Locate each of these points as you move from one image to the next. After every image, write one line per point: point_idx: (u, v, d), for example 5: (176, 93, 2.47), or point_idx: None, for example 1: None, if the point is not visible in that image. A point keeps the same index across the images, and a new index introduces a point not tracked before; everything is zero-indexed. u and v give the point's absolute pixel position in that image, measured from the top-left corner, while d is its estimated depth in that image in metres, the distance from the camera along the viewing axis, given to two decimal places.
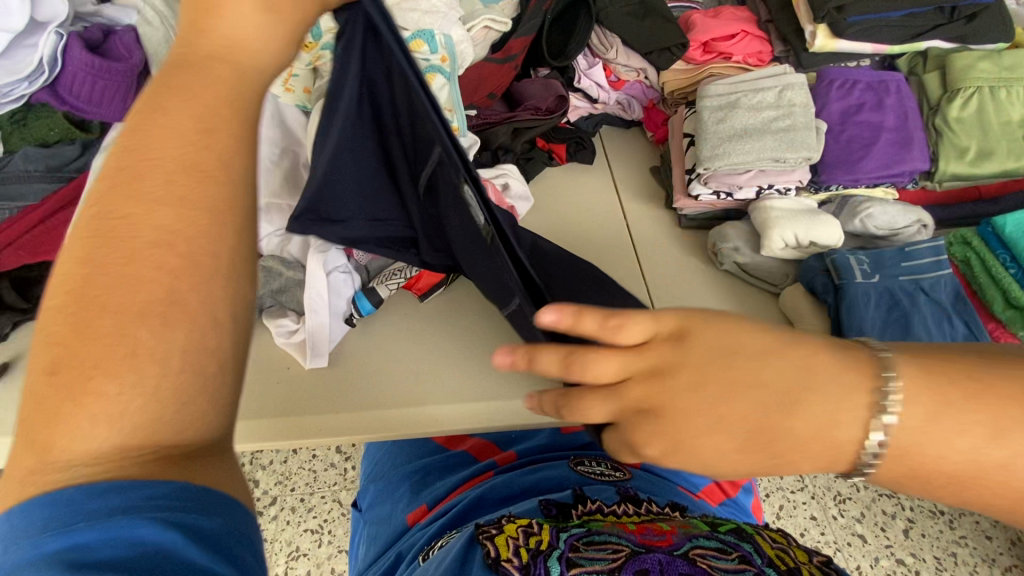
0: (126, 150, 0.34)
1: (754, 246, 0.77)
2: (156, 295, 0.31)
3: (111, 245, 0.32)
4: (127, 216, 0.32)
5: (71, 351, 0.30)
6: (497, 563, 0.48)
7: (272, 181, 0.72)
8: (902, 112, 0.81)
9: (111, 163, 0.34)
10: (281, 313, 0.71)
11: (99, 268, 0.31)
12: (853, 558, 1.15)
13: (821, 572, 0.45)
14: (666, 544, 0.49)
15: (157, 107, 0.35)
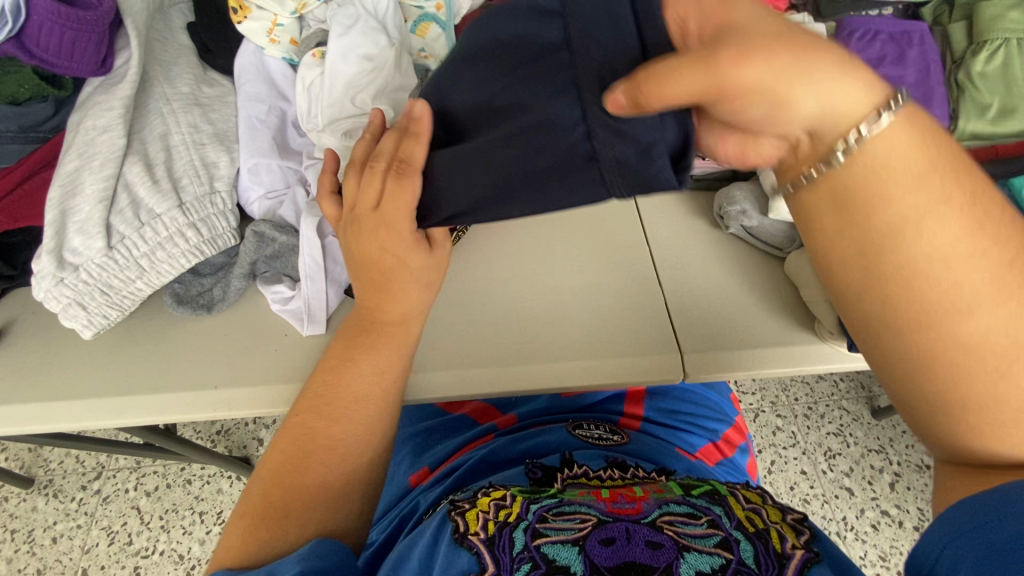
0: (344, 386, 0.55)
1: (762, 209, 0.73)
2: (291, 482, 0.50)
3: (283, 452, 0.52)
4: (295, 442, 0.53)
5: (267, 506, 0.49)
6: (464, 537, 0.50)
7: (261, 140, 0.69)
8: (924, 66, 0.73)
9: (314, 393, 0.55)
10: (277, 279, 0.70)
11: (298, 476, 0.51)
12: (839, 509, 1.19)
13: (790, 534, 0.46)
14: (635, 512, 0.49)
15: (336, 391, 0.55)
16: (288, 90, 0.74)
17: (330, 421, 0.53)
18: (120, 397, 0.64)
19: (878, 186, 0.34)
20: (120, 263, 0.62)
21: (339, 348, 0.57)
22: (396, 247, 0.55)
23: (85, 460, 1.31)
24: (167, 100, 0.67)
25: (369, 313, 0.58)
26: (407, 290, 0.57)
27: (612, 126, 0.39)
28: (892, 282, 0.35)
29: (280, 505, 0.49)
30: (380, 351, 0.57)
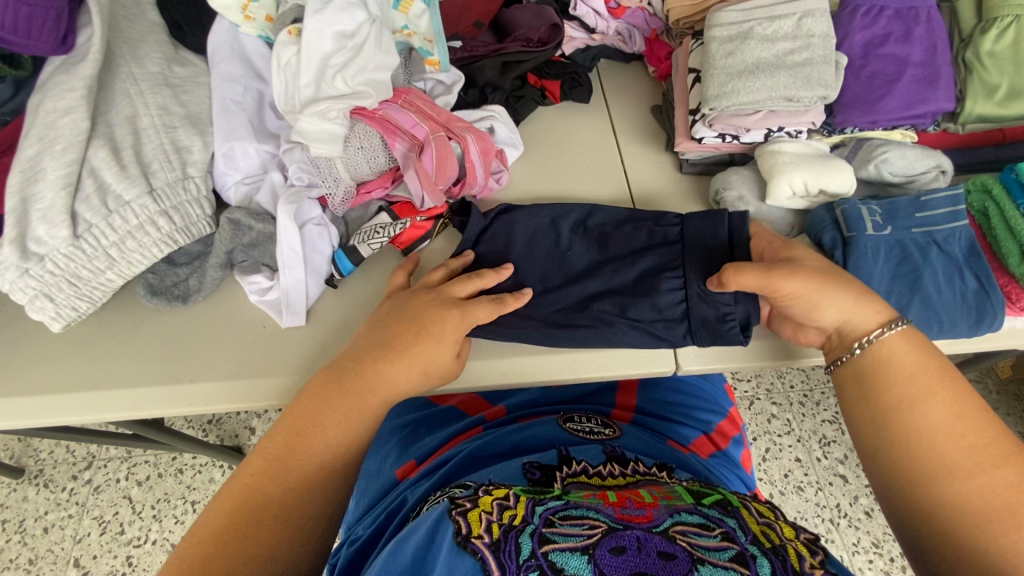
0: (320, 437, 0.54)
1: (759, 195, 0.71)
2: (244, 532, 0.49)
3: (240, 496, 0.51)
4: (258, 486, 0.51)
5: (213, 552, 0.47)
6: (467, 541, 0.47)
7: (235, 123, 0.66)
8: (931, 44, 0.70)
9: (281, 438, 0.54)
10: (255, 269, 0.67)
11: (253, 523, 0.50)
12: (833, 496, 1.18)
13: (806, 551, 0.46)
14: (645, 519, 0.48)
15: (306, 437, 0.54)
16: (264, 70, 0.70)
17: (284, 486, 0.52)
18: (92, 391, 0.61)
19: (911, 362, 0.52)
20: (88, 253, 0.60)
21: (309, 404, 0.55)
22: (426, 336, 0.58)
23: (75, 449, 1.29)
24: (134, 80, 0.64)
25: (358, 367, 0.57)
26: (411, 363, 0.58)
27: (704, 295, 0.62)
28: (904, 406, 0.51)
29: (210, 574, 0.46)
30: (349, 418, 0.55)
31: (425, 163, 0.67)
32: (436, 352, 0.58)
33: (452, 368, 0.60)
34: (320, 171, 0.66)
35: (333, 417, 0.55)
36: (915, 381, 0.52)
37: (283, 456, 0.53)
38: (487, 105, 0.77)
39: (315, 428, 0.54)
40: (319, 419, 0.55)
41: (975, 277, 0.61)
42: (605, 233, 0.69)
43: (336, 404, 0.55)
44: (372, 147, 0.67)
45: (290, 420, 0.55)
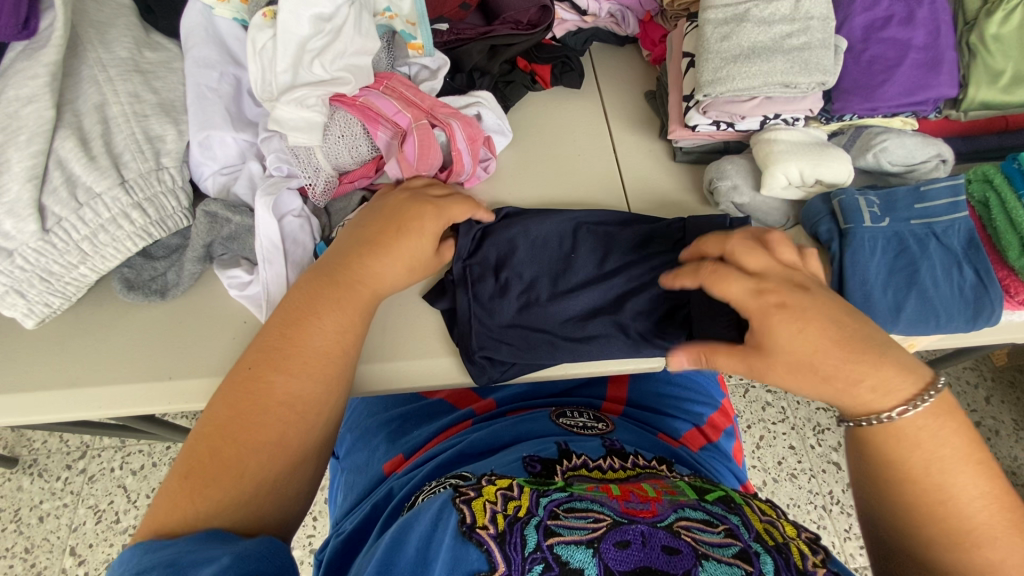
0: (309, 334, 0.53)
1: (754, 184, 0.68)
2: (245, 434, 0.48)
3: (238, 397, 0.50)
4: (256, 387, 0.50)
5: (216, 457, 0.46)
6: (472, 531, 0.45)
7: (210, 110, 0.63)
8: (934, 27, 0.67)
9: (274, 336, 0.53)
10: (235, 263, 0.65)
11: (254, 423, 0.49)
12: (825, 483, 1.19)
13: (810, 550, 0.45)
14: (650, 514, 0.46)
15: (296, 334, 0.53)
16: (240, 53, 0.67)
17: (286, 375, 0.51)
18: (67, 389, 0.60)
19: (892, 452, 0.49)
20: (58, 247, 0.58)
21: (302, 301, 0.55)
22: (405, 232, 0.58)
23: (69, 439, 1.28)
24: (102, 66, 0.62)
25: (343, 266, 0.57)
26: (396, 257, 0.58)
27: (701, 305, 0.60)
28: (886, 484, 0.50)
29: (221, 462, 0.46)
30: (344, 309, 0.55)
31: (407, 151, 0.65)
32: (414, 244, 0.58)
33: (429, 256, 0.60)
34: (299, 160, 0.63)
35: (320, 310, 0.54)
36: (898, 465, 0.49)
37: (276, 352, 0.52)
38: (475, 91, 0.75)
39: (303, 324, 0.53)
40: (307, 314, 0.54)
41: (973, 270, 0.59)
42: (612, 238, 0.65)
43: (327, 294, 0.55)
44: (353, 136, 0.64)
45: (280, 318, 0.54)
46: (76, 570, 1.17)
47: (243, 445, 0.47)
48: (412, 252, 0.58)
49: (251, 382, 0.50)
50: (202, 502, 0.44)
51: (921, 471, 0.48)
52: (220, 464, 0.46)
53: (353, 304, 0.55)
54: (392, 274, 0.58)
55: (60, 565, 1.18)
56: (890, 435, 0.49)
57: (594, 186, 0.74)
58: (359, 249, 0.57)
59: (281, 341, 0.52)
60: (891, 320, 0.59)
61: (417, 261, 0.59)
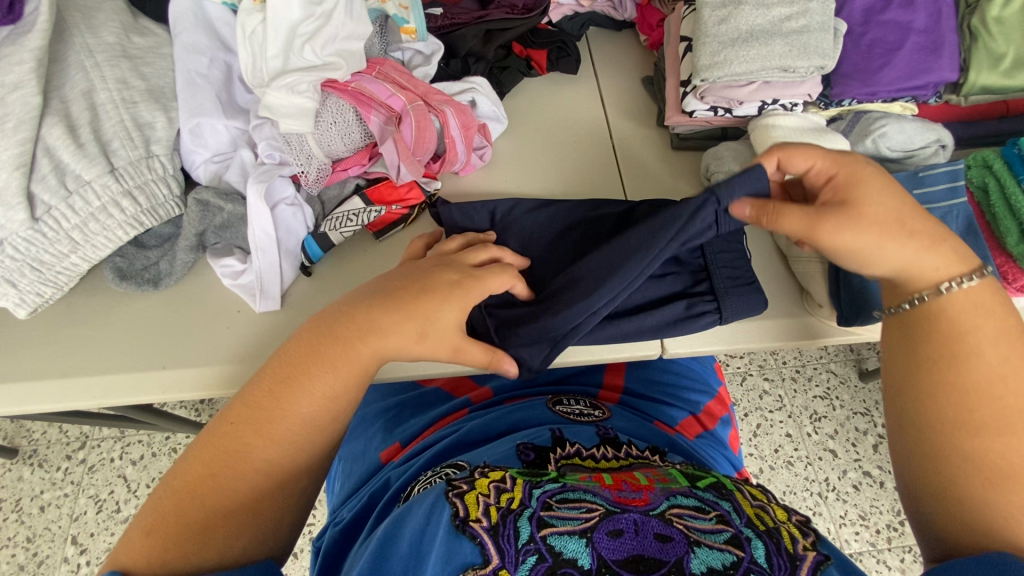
0: (298, 392, 0.49)
1: None
2: (219, 495, 0.46)
3: (218, 451, 0.47)
4: (240, 442, 0.47)
5: (187, 514, 0.44)
6: (465, 525, 0.45)
7: (200, 97, 0.62)
8: (935, 9, 0.66)
9: (264, 385, 0.50)
10: (228, 251, 0.65)
11: (231, 482, 0.46)
12: (821, 471, 1.19)
13: (801, 533, 0.45)
14: (642, 502, 0.46)
15: (289, 389, 0.50)
16: (230, 38, 0.66)
17: (271, 437, 0.48)
18: (61, 379, 0.60)
19: (964, 321, 0.47)
20: (48, 236, 0.57)
21: (295, 354, 0.51)
22: (429, 296, 0.54)
23: (69, 429, 1.28)
24: (89, 51, 0.61)
25: (342, 319, 0.53)
26: (396, 314, 0.52)
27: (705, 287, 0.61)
28: (939, 359, 0.47)
29: (188, 526, 0.44)
30: (338, 369, 0.50)
31: (404, 134, 0.64)
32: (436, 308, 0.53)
33: (451, 335, 0.54)
34: (291, 148, 0.63)
35: (313, 366, 0.51)
36: (966, 336, 0.47)
37: (264, 407, 0.49)
38: (470, 76, 0.74)
39: (294, 378, 0.50)
40: (301, 367, 0.50)
41: None
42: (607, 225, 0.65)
43: (324, 351, 0.51)
44: (346, 122, 0.63)
45: (276, 368, 0.51)
46: (78, 559, 1.18)
47: (216, 509, 0.45)
48: (432, 321, 0.53)
49: (233, 436, 0.48)
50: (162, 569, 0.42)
51: (973, 348, 0.46)
52: (188, 525, 0.44)
53: (342, 362, 0.51)
54: (395, 337, 0.52)
55: (61, 555, 1.18)
56: (944, 314, 0.48)
57: (591, 174, 0.73)
58: (361, 304, 0.54)
59: (269, 396, 0.49)
60: None
61: (419, 321, 0.53)
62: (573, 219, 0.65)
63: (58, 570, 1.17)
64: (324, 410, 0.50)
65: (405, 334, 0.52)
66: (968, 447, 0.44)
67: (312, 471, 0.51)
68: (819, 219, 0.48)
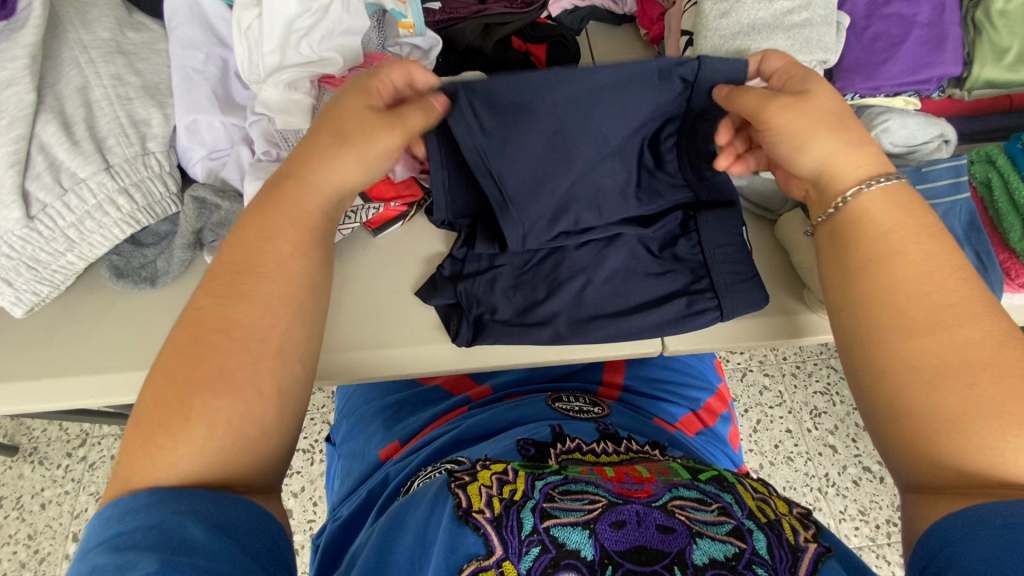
0: (260, 252, 0.47)
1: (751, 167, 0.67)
2: (202, 364, 0.42)
3: (189, 334, 0.43)
4: (217, 316, 0.44)
5: (165, 398, 0.41)
6: (468, 515, 0.44)
7: (196, 93, 0.62)
8: (939, 2, 0.65)
9: (223, 266, 0.47)
10: (225, 249, 0.64)
11: (213, 351, 0.42)
12: (822, 466, 1.19)
13: (801, 526, 0.45)
14: (644, 494, 0.46)
15: (244, 265, 0.46)
16: (225, 33, 0.65)
17: (246, 308, 0.44)
18: (59, 378, 0.59)
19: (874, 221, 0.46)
20: (44, 234, 0.57)
21: (253, 214, 0.49)
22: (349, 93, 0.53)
23: (69, 427, 1.28)
24: (83, 47, 0.60)
25: (284, 171, 0.51)
26: (340, 161, 0.50)
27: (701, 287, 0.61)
28: (862, 265, 0.45)
29: (173, 408, 0.40)
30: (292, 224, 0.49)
31: None
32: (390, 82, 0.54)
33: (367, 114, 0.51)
34: (289, 144, 0.62)
35: (263, 248, 0.47)
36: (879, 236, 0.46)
37: (234, 276, 0.46)
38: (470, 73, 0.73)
39: (254, 249, 0.47)
40: (256, 235, 0.48)
41: (974, 253, 0.58)
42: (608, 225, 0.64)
43: (274, 202, 0.49)
44: None
45: (231, 242, 0.48)
46: None
47: (210, 397, 0.41)
48: (346, 117, 0.51)
49: (204, 313, 0.44)
50: (164, 457, 0.39)
51: (892, 249, 0.45)
52: (167, 409, 0.40)
53: (303, 239, 0.49)
54: (324, 150, 0.50)
55: (63, 551, 1.18)
56: (863, 215, 0.47)
57: None
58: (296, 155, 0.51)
59: (229, 267, 0.46)
60: None
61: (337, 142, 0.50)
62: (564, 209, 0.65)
63: (59, 567, 1.17)
64: (282, 281, 0.47)
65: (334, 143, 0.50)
66: (889, 358, 0.42)
67: (296, 336, 0.46)
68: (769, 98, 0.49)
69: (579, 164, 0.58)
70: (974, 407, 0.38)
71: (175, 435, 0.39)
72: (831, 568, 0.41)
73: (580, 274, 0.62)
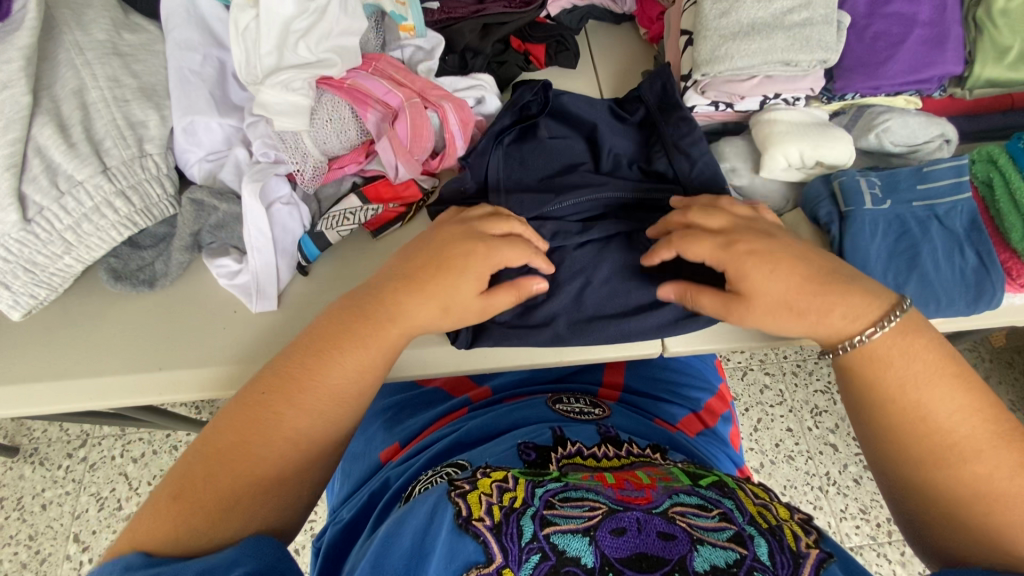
0: (339, 359, 0.51)
1: (753, 166, 0.67)
2: (262, 440, 0.47)
3: (257, 407, 0.49)
4: (292, 400, 0.49)
5: (223, 463, 0.46)
6: (468, 524, 0.44)
7: (193, 95, 0.61)
8: (940, 1, 0.65)
9: (302, 359, 0.51)
10: (224, 250, 0.64)
11: (276, 433, 0.48)
12: (823, 465, 1.19)
13: (804, 532, 0.45)
14: (644, 501, 0.46)
15: (324, 363, 0.51)
16: (223, 34, 0.65)
17: (298, 409, 0.49)
18: (57, 381, 0.59)
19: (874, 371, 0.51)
20: (41, 238, 0.57)
21: (332, 331, 0.53)
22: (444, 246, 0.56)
23: (69, 428, 1.28)
24: (79, 49, 0.60)
25: (374, 299, 0.54)
26: (413, 303, 0.54)
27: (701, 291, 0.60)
28: (868, 411, 0.51)
29: (222, 474, 0.45)
30: (366, 347, 0.52)
31: (399, 132, 0.63)
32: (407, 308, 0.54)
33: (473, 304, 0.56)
34: (286, 145, 0.62)
35: (348, 356, 0.52)
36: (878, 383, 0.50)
37: (312, 371, 0.51)
38: (472, 73, 0.73)
39: (334, 352, 0.52)
40: (343, 342, 0.52)
41: (975, 253, 0.58)
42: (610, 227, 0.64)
43: (364, 324, 0.53)
44: (342, 120, 0.62)
45: (320, 341, 0.53)
46: (80, 556, 1.18)
47: (259, 469, 0.46)
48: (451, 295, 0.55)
49: (278, 393, 0.49)
50: (198, 515, 0.43)
51: (889, 399, 0.49)
52: (219, 474, 0.45)
53: (372, 347, 0.53)
54: (414, 309, 0.54)
55: (64, 552, 1.19)
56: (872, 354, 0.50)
57: None
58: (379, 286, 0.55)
59: (310, 363, 0.51)
60: None
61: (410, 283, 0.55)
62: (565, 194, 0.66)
63: (60, 567, 1.17)
64: (349, 386, 0.51)
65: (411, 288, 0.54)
66: (915, 475, 0.48)
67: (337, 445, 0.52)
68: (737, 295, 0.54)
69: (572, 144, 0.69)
70: (995, 520, 0.44)
71: (213, 499, 0.44)
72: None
73: (580, 274, 0.61)
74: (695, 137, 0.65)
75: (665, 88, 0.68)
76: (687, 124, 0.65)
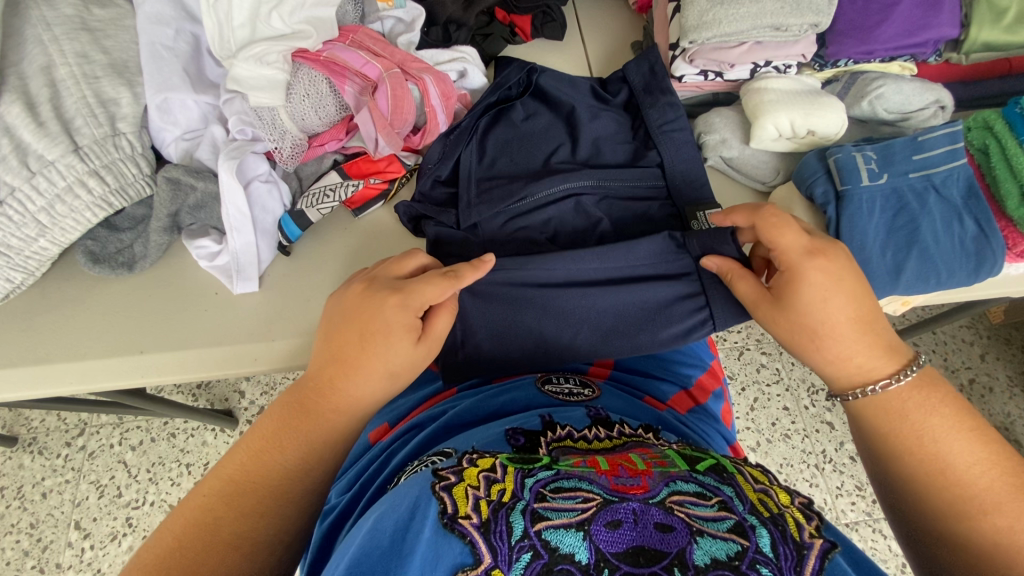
0: (275, 449, 0.46)
1: (743, 137, 0.65)
2: (195, 551, 0.41)
3: (195, 514, 0.43)
4: (235, 505, 0.43)
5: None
6: (453, 522, 0.39)
7: (165, 70, 0.59)
8: None
9: (238, 461, 0.46)
10: (203, 232, 0.63)
11: (217, 542, 0.42)
12: (819, 443, 1.19)
13: (806, 520, 0.40)
14: (641, 490, 0.41)
15: (258, 456, 0.46)
16: (196, 7, 0.62)
17: (239, 513, 0.43)
18: (38, 365, 0.58)
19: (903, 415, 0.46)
20: (14, 219, 0.55)
21: (267, 425, 0.48)
22: (382, 331, 0.50)
23: (66, 416, 1.28)
24: (46, 24, 0.58)
25: (311, 383, 0.50)
26: (365, 372, 0.49)
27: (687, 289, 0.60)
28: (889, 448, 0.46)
29: None
30: (308, 436, 0.47)
31: (379, 103, 0.61)
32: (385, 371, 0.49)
33: (417, 355, 0.52)
34: (264, 122, 0.60)
35: (284, 445, 0.47)
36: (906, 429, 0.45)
37: (248, 471, 0.45)
38: (455, 45, 0.71)
39: (268, 442, 0.47)
40: (281, 429, 0.47)
41: (975, 221, 0.56)
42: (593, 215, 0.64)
43: (303, 413, 0.48)
44: (319, 94, 0.60)
45: (256, 435, 0.48)
46: (82, 543, 1.19)
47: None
48: (391, 353, 0.50)
49: (221, 500, 0.44)
50: None
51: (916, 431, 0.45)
52: None
53: (308, 428, 0.47)
54: (369, 383, 0.49)
55: (65, 539, 1.19)
56: (887, 408, 0.46)
57: None
58: (323, 367, 0.50)
59: (247, 460, 0.46)
60: (890, 283, 0.57)
61: (381, 351, 0.49)
62: (540, 165, 0.66)
63: (63, 554, 1.18)
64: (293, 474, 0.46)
65: (377, 359, 0.49)
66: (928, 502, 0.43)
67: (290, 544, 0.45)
68: (758, 302, 0.53)
69: (546, 117, 0.69)
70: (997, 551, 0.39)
71: None
72: (837, 567, 0.37)
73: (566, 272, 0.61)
74: (679, 123, 0.65)
75: (653, 71, 0.68)
76: (673, 110, 0.66)
